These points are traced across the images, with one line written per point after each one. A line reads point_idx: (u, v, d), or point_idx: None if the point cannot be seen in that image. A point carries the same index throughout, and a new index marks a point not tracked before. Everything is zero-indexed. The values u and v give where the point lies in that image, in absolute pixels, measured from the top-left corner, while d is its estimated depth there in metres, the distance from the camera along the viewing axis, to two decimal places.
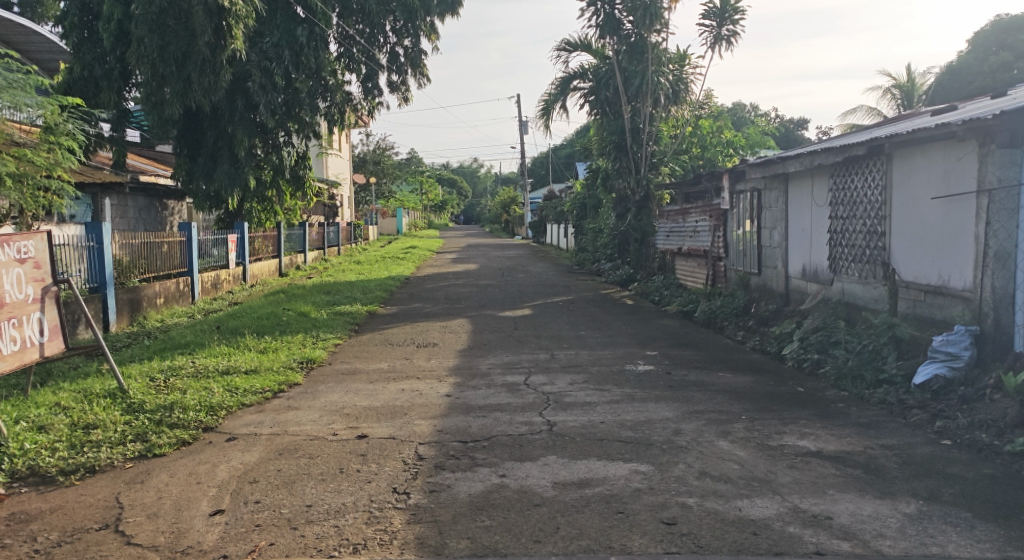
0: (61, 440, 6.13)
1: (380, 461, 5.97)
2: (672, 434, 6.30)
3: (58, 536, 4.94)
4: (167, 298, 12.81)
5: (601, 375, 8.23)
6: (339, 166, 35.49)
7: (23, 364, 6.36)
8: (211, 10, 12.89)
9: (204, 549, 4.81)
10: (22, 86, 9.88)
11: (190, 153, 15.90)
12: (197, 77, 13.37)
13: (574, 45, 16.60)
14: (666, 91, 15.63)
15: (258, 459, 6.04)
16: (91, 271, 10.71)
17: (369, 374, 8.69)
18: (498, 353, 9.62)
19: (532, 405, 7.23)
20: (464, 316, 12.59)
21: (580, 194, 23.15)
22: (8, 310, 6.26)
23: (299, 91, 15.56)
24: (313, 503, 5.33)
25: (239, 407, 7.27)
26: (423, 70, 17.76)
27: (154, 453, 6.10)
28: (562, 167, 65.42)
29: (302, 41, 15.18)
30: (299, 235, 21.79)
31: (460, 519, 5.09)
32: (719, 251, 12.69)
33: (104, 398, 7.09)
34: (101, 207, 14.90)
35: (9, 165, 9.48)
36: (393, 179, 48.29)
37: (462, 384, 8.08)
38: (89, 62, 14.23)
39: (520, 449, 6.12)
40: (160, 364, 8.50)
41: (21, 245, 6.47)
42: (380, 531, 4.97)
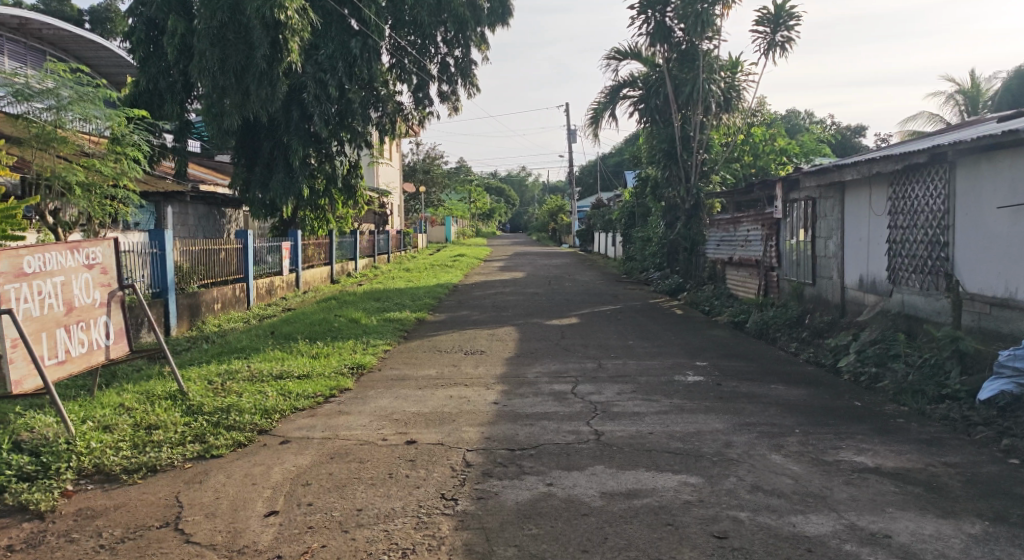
0: (125, 439, 6.31)
1: (428, 467, 6.03)
2: (723, 446, 6.25)
3: (121, 532, 5.10)
4: (224, 304, 13.12)
5: (650, 385, 8.19)
6: (389, 175, 35.96)
7: (90, 366, 6.59)
8: (268, 24, 13.30)
9: (259, 549, 4.93)
10: (92, 98, 10.28)
11: (247, 162, 16.38)
12: (255, 89, 13.73)
13: (624, 53, 16.57)
14: (717, 98, 15.42)
15: (311, 462, 6.17)
16: (153, 277, 11.05)
17: (418, 380, 8.77)
18: (545, 361, 9.65)
19: (579, 414, 7.24)
20: (512, 324, 12.63)
21: (630, 202, 22.98)
22: (77, 314, 6.50)
23: (353, 102, 15.85)
24: (363, 507, 5.41)
25: (292, 410, 7.42)
26: (473, 80, 17.95)
27: (211, 454, 6.26)
28: (611, 176, 65.16)
29: (356, 53, 15.44)
30: (351, 243, 22.08)
31: (507, 526, 5.13)
32: (773, 260, 12.51)
33: (165, 400, 7.30)
34: (163, 215, 15.33)
35: (78, 174, 9.98)
36: (443, 188, 48.70)
37: (509, 392, 8.12)
38: (154, 75, 14.78)
39: (568, 458, 6.14)
40: (218, 367, 8.72)
41: (89, 251, 6.71)
42: (428, 537, 5.03)
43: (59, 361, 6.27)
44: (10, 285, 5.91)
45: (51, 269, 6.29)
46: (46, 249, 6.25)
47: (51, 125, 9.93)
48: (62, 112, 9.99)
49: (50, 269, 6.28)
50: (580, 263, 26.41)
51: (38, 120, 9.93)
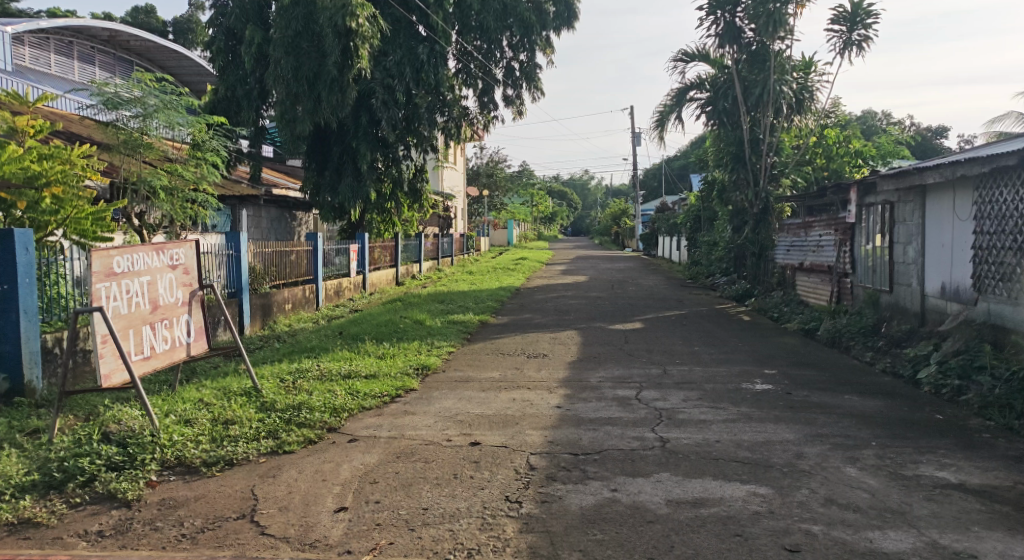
0: (204, 433, 6.52)
1: (493, 468, 6.09)
2: (794, 457, 6.13)
3: (201, 522, 5.27)
4: (295, 304, 13.45)
5: (716, 393, 8.08)
6: (453, 179, 36.29)
7: (173, 362, 6.84)
8: (340, 32, 13.76)
9: (330, 543, 5.05)
10: (176, 107, 10.72)
11: (318, 167, 16.79)
12: (326, 95, 14.16)
13: (691, 55, 16.39)
14: (789, 99, 15.17)
15: (377, 460, 6.27)
16: (229, 278, 11.38)
17: (481, 382, 8.85)
18: (608, 365, 9.62)
19: (644, 420, 7.20)
20: (574, 328, 12.61)
21: (695, 206, 22.68)
22: (161, 313, 6.75)
23: (419, 106, 16.12)
24: (429, 506, 5.49)
25: (359, 410, 7.55)
26: (538, 84, 18.00)
27: (284, 449, 6.43)
28: (677, 178, 64.51)
29: (423, 58, 15.66)
30: (416, 246, 22.36)
31: (572, 531, 5.14)
32: (846, 266, 12.20)
33: (240, 396, 7.53)
34: (239, 218, 15.79)
35: (162, 179, 10.38)
36: (506, 192, 48.89)
37: (572, 397, 8.11)
38: (233, 83, 15.48)
39: (632, 465, 6.10)
40: (289, 366, 8.94)
41: (173, 252, 6.96)
42: (493, 538, 5.08)
43: (145, 357, 6.52)
44: (101, 285, 6.18)
45: (138, 269, 6.55)
46: (134, 250, 6.51)
47: (137, 132, 10.33)
48: (148, 119, 10.41)
49: (137, 269, 6.53)
50: (644, 263, 28.71)
51: (126, 127, 10.33)
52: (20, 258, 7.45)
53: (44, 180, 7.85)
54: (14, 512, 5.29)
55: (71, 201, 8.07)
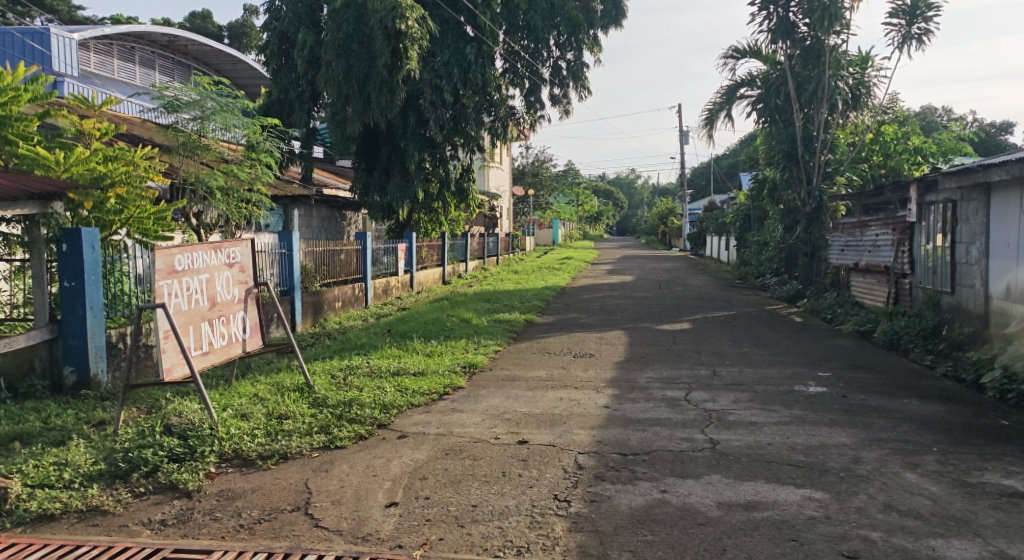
0: (259, 427, 6.64)
1: (541, 467, 6.08)
2: (851, 462, 6.02)
3: (258, 513, 5.38)
4: (344, 302, 13.63)
5: (768, 395, 7.96)
6: (499, 179, 36.38)
7: (229, 357, 6.99)
8: (389, 34, 13.96)
9: (381, 537, 5.11)
10: (232, 109, 10.95)
11: (367, 167, 17.00)
12: (376, 96, 14.40)
13: (742, 52, 16.16)
14: (844, 95, 14.88)
15: (427, 457, 6.31)
16: (281, 275, 11.58)
17: (528, 381, 8.85)
18: (656, 366, 9.55)
19: (694, 421, 7.14)
20: (621, 328, 12.53)
21: (744, 206, 22.37)
22: (219, 309, 6.90)
23: (466, 107, 16.20)
24: (478, 503, 5.51)
25: (408, 407, 7.60)
26: (585, 83, 17.95)
27: (335, 445, 6.51)
28: (726, 177, 63.80)
29: (471, 59, 15.76)
30: (462, 245, 22.45)
31: (621, 531, 5.12)
32: (904, 266, 11.89)
33: (293, 392, 7.66)
34: (290, 217, 16.04)
35: (219, 180, 10.63)
36: (551, 191, 48.85)
37: (621, 397, 8.08)
38: (285, 86, 15.86)
39: (682, 466, 6.05)
40: (340, 363, 9.06)
41: (231, 251, 7.10)
42: (542, 536, 5.08)
43: (204, 352, 6.67)
44: (164, 282, 6.34)
45: (198, 267, 6.70)
46: (194, 249, 6.64)
47: (196, 134, 10.60)
48: (206, 122, 10.64)
49: (197, 267, 6.68)
50: (692, 263, 28.38)
51: (184, 130, 10.62)
52: (86, 257, 7.65)
53: (109, 181, 8.16)
54: (83, 500, 5.45)
55: (134, 201, 8.33)
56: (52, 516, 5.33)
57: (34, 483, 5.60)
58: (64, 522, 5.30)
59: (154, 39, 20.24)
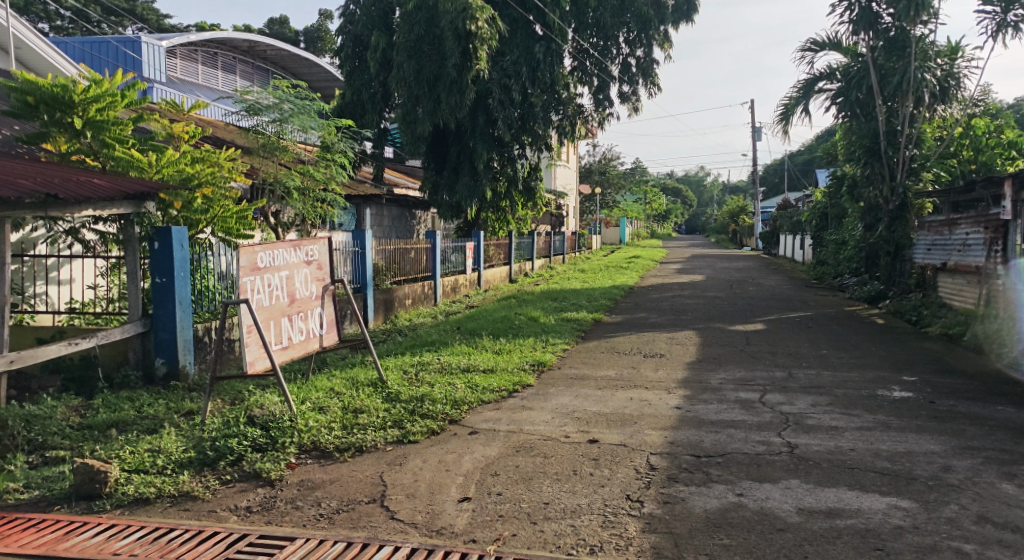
0: (335, 420, 6.76)
1: (613, 467, 6.02)
2: (940, 470, 5.80)
3: (336, 504, 5.47)
4: (415, 299, 13.80)
5: (849, 399, 7.73)
6: (566, 177, 36.33)
7: (307, 352, 7.13)
8: (459, 35, 14.05)
9: (455, 531, 5.13)
10: (309, 111, 11.21)
11: (436, 167, 17.21)
12: (446, 97, 14.53)
13: (821, 44, 15.74)
14: (932, 88, 14.35)
15: (498, 453, 6.32)
16: (355, 273, 11.80)
17: (598, 380, 8.78)
18: (729, 367, 9.37)
19: (770, 424, 6.98)
20: (692, 328, 12.35)
21: (821, 203, 21.77)
22: (297, 306, 7.05)
23: (535, 106, 16.18)
24: (550, 501, 5.49)
25: (478, 403, 7.64)
26: (654, 79, 17.76)
27: (408, 439, 6.58)
28: (800, 174, 62.29)
29: (539, 58, 15.68)
30: (528, 244, 22.49)
31: (697, 533, 5.03)
32: (997, 267, 11.37)
33: (367, 387, 7.78)
34: (363, 216, 16.30)
35: (296, 181, 10.93)
36: (619, 189, 48.53)
37: (693, 398, 7.95)
38: (359, 88, 16.22)
39: (758, 469, 5.92)
40: (411, 359, 9.17)
41: (309, 249, 7.25)
42: (615, 536, 5.04)
43: (284, 347, 6.83)
44: (247, 278, 6.51)
45: (279, 264, 6.85)
46: (275, 247, 6.81)
47: (274, 136, 10.95)
48: (284, 124, 10.94)
49: (278, 265, 6.85)
50: (764, 263, 27.45)
51: (264, 132, 10.98)
52: (175, 254, 7.89)
53: (196, 182, 8.40)
54: (175, 486, 5.62)
55: (218, 201, 8.53)
56: (148, 500, 5.50)
57: (131, 468, 5.81)
58: (158, 505, 5.47)
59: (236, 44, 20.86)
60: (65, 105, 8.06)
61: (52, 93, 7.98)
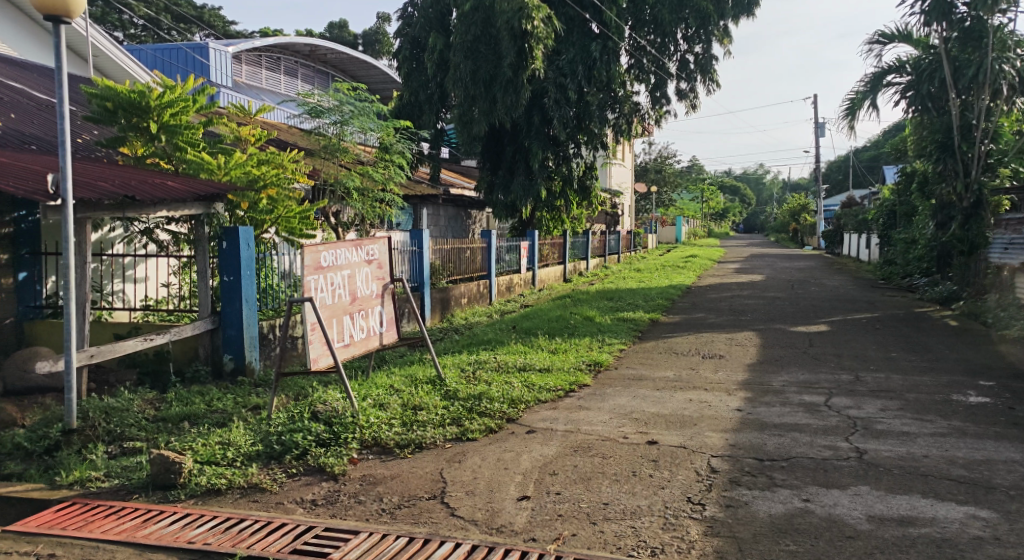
0: (395, 417, 6.81)
1: (673, 469, 5.94)
2: (1021, 479, 5.58)
3: (398, 499, 5.51)
4: (470, 299, 13.88)
5: (921, 404, 7.49)
6: (621, 176, 36.10)
7: (368, 350, 7.21)
8: (515, 34, 14.04)
9: (516, 529, 5.13)
10: (368, 113, 11.34)
11: (492, 166, 17.27)
12: (502, 96, 14.56)
13: (890, 36, 15.31)
14: (1010, 79, 13.83)
15: (556, 453, 6.30)
16: (412, 272, 11.89)
17: (656, 381, 8.68)
18: (792, 369, 9.18)
19: (837, 428, 6.81)
20: (752, 329, 12.13)
21: (889, 201, 21.18)
22: (359, 304, 7.13)
23: (591, 104, 16.04)
24: (609, 501, 5.44)
25: (535, 402, 7.62)
26: (713, 76, 17.49)
27: (467, 437, 6.60)
28: (866, 171, 60.67)
29: (595, 56, 15.60)
30: (583, 243, 22.40)
31: (761, 539, 4.93)
32: None
33: (426, 384, 7.83)
34: (420, 216, 16.44)
35: (356, 181, 11.07)
36: (675, 188, 48.04)
37: (754, 400, 7.80)
38: (416, 89, 16.38)
39: (825, 475, 5.78)
40: (468, 357, 9.20)
41: (369, 248, 7.33)
42: (677, 539, 4.97)
43: (346, 344, 6.92)
44: (311, 277, 6.60)
45: (341, 263, 6.94)
46: (338, 246, 6.89)
47: (335, 138, 11.09)
48: (344, 126, 11.08)
49: (340, 264, 6.93)
50: (827, 263, 26.70)
51: (326, 133, 11.15)
52: (242, 253, 8.06)
53: (261, 184, 8.51)
54: (244, 478, 5.74)
55: (283, 201, 8.72)
56: (219, 491, 5.62)
57: (203, 460, 5.94)
58: (229, 496, 5.59)
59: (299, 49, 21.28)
60: (142, 110, 8.30)
61: (130, 99, 8.20)
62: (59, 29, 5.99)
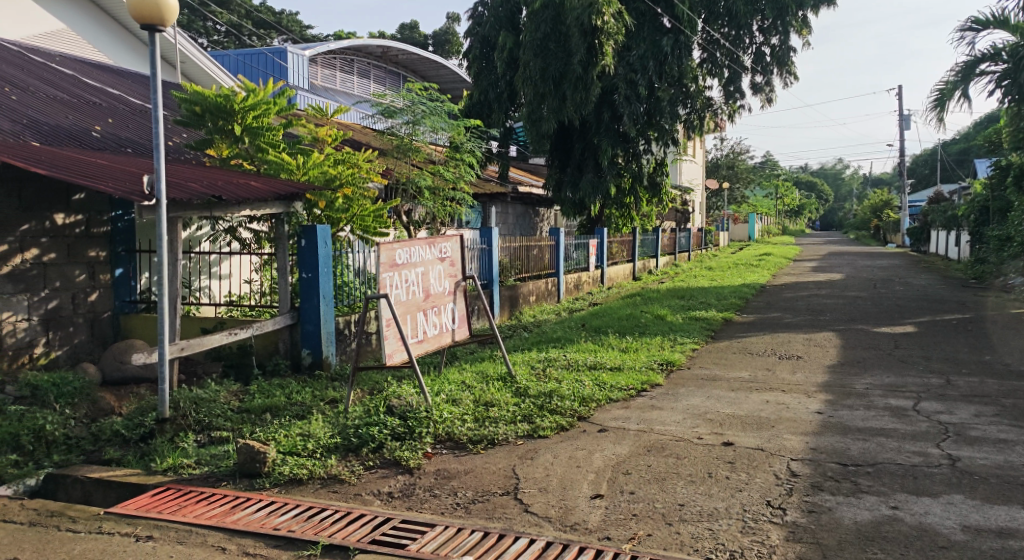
0: (468, 412, 6.86)
1: (751, 471, 5.83)
2: None
3: (471, 494, 5.55)
4: (539, 296, 13.92)
5: (1018, 410, 7.16)
6: (692, 173, 35.70)
7: (441, 346, 7.28)
8: (586, 30, 13.98)
9: (590, 528, 5.10)
10: (440, 112, 11.44)
11: (560, 164, 17.26)
12: (572, 93, 14.51)
13: (984, 22, 14.68)
14: None
15: (629, 452, 6.24)
16: (481, 270, 11.97)
17: (731, 381, 8.53)
18: (875, 372, 8.90)
19: (926, 434, 6.57)
20: (831, 330, 11.80)
21: (982, 197, 20.41)
22: (432, 301, 7.20)
23: (661, 100, 15.77)
24: (685, 502, 5.37)
25: (607, 401, 7.57)
26: (790, 68, 17.09)
27: (538, 434, 6.59)
28: (954, 166, 58.31)
29: (666, 51, 15.45)
30: (652, 241, 22.18)
31: (847, 546, 4.79)
32: None
33: (497, 381, 7.87)
34: (489, 214, 16.52)
35: (428, 180, 11.24)
36: (748, 185, 47.16)
37: (835, 403, 7.59)
38: (485, 87, 16.49)
39: (914, 482, 5.58)
40: (539, 354, 9.21)
41: (442, 246, 7.41)
42: (757, 543, 4.87)
43: (419, 340, 7.00)
44: (386, 274, 6.69)
45: (415, 261, 7.02)
46: (412, 244, 6.97)
47: (407, 137, 11.23)
48: (417, 126, 11.15)
49: (414, 261, 7.01)
50: (914, 263, 24.98)
51: (398, 133, 11.30)
52: (320, 251, 8.23)
53: (338, 182, 8.77)
54: (324, 469, 5.86)
55: (357, 201, 8.88)
56: (301, 481, 5.76)
57: (285, 450, 6.09)
58: (310, 486, 5.71)
59: (370, 51, 21.67)
60: (227, 113, 8.55)
61: (216, 103, 8.44)
62: (154, 37, 6.21)
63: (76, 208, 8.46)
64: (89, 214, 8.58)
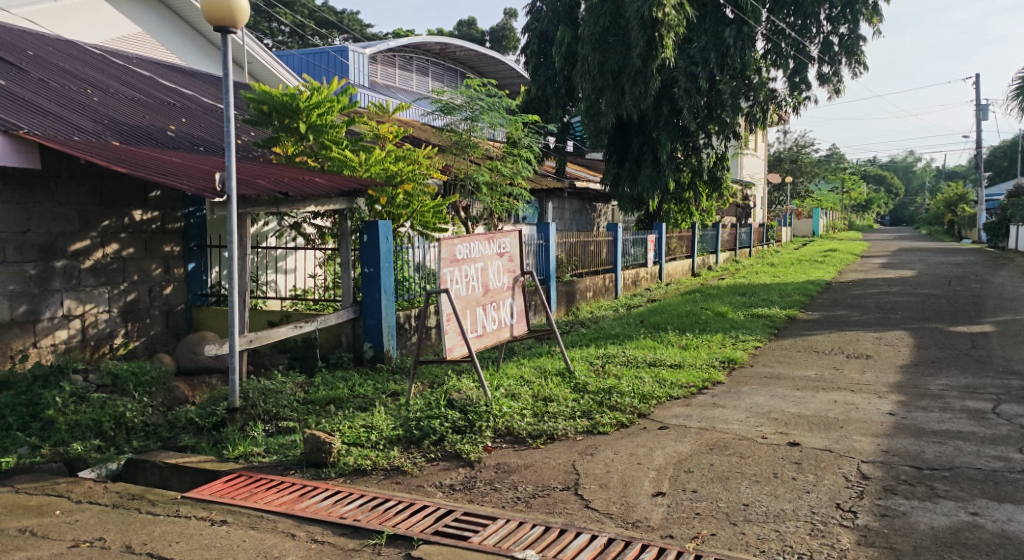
0: (527, 407, 6.86)
1: (818, 472, 5.69)
2: None
3: (532, 489, 5.55)
4: (596, 292, 13.85)
5: None
6: (754, 167, 35.07)
7: (499, 341, 7.29)
8: (646, 23, 13.75)
9: (652, 525, 5.05)
10: (497, 108, 11.45)
11: (618, 159, 17.12)
12: (631, 87, 14.33)
13: None
14: None
15: (691, 450, 6.15)
16: (538, 265, 11.99)
17: (795, 380, 8.35)
18: (950, 372, 8.60)
19: (1007, 438, 6.32)
20: (902, 329, 11.45)
21: None
22: (491, 296, 7.21)
23: (722, 92, 15.53)
24: (750, 503, 5.27)
25: (667, 398, 7.48)
26: (859, 58, 16.62)
27: (598, 430, 6.55)
28: None
29: (729, 42, 15.02)
30: (712, 236, 21.82)
31: (923, 552, 4.64)
32: None
33: (556, 376, 7.85)
34: (546, 210, 16.48)
35: (486, 176, 11.26)
36: (813, 179, 46.10)
37: (907, 404, 7.35)
38: (543, 83, 16.46)
39: (995, 488, 5.37)
40: (598, 350, 9.17)
41: (501, 241, 7.41)
42: (827, 546, 4.75)
43: (479, 335, 7.02)
44: (447, 269, 6.72)
45: (474, 256, 7.04)
46: (472, 239, 6.99)
47: (466, 133, 11.30)
48: (475, 122, 11.27)
49: (474, 256, 7.03)
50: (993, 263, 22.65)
51: (456, 130, 11.38)
52: (382, 246, 8.31)
53: (398, 179, 8.83)
54: (387, 461, 5.92)
55: (417, 196, 8.93)
56: (365, 472, 5.82)
57: (349, 441, 6.17)
58: (374, 477, 5.77)
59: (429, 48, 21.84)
60: (292, 111, 8.67)
61: (282, 101, 8.57)
62: (227, 39, 6.33)
63: (152, 205, 8.71)
64: (164, 211, 8.83)
